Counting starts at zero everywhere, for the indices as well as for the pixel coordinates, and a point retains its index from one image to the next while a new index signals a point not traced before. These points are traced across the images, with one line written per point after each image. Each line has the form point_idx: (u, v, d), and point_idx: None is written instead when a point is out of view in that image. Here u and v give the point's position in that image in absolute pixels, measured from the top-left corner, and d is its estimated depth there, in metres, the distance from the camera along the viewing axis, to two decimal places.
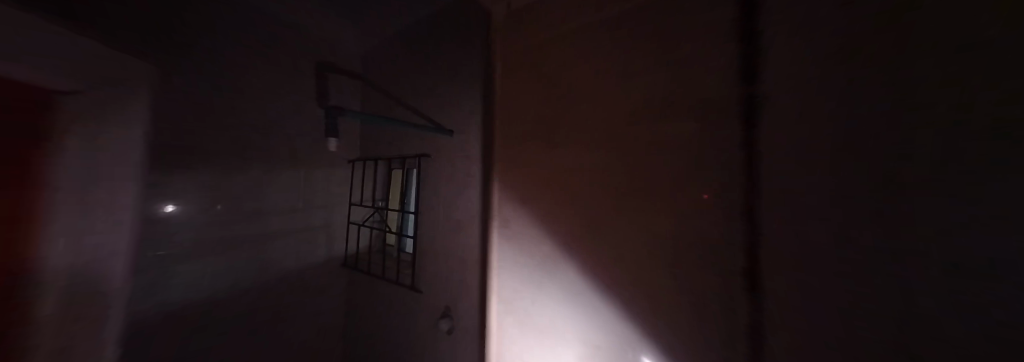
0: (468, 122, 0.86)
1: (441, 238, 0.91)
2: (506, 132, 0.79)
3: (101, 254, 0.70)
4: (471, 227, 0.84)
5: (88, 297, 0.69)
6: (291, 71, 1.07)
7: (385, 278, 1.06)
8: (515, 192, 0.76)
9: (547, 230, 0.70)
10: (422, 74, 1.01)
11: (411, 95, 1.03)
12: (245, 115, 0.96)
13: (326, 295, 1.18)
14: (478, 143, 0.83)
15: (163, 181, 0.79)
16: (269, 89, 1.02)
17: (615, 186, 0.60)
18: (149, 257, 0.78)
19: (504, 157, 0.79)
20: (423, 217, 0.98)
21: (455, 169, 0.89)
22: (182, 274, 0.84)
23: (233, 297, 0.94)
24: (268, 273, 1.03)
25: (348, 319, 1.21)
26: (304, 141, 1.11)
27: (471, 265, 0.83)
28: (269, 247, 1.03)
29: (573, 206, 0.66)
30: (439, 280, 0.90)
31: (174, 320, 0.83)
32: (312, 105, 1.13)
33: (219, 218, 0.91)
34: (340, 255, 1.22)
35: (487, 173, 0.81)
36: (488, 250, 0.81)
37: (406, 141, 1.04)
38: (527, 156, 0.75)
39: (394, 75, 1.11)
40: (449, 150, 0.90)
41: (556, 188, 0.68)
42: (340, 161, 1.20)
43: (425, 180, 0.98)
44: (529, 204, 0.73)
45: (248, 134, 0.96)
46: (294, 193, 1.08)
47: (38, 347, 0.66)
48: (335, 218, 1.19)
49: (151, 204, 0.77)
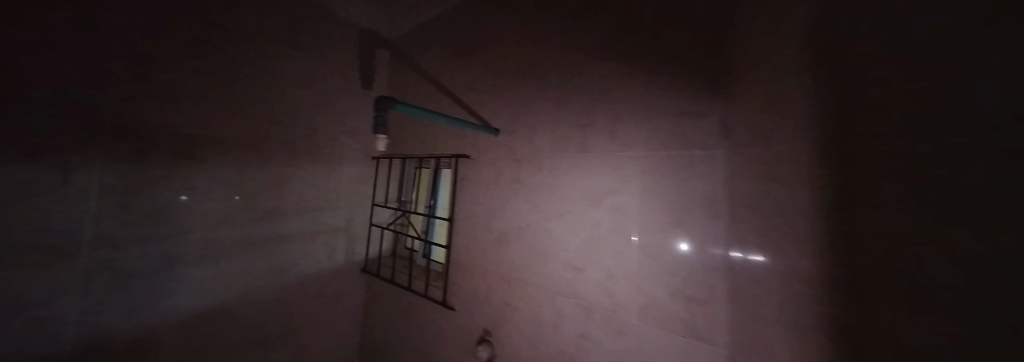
0: (524, 120, 0.75)
1: (482, 251, 0.80)
2: (572, 132, 0.66)
3: (87, 255, 0.63)
4: (523, 241, 0.73)
5: (71, 300, 0.62)
6: (316, 57, 0.97)
7: (412, 290, 0.94)
8: (582, 204, 0.64)
9: (628, 254, 0.58)
10: (460, 63, 0.89)
11: (449, 86, 0.92)
12: (269, 105, 0.88)
13: (348, 301, 1.10)
14: (535, 147, 0.72)
15: (177, 177, 0.73)
16: (293, 76, 0.92)
17: (691, 188, 0.50)
18: (149, 258, 0.71)
19: (570, 162, 0.66)
20: (458, 226, 0.87)
21: (501, 174, 0.78)
22: (186, 277, 0.77)
23: (242, 303, 0.86)
24: (286, 278, 0.94)
25: (369, 329, 1.11)
26: (336, 141, 1.03)
27: (523, 286, 0.72)
28: (288, 250, 0.95)
29: (670, 228, 0.52)
30: (481, 299, 0.79)
31: (179, 326, 0.76)
32: (340, 95, 1.03)
33: (234, 217, 0.83)
34: (362, 259, 1.12)
35: (544, 181, 0.70)
36: (545, 269, 0.69)
37: (443, 139, 0.93)
38: (600, 163, 0.62)
39: (429, 63, 0.99)
40: (494, 152, 0.80)
41: (645, 203, 0.55)
42: (367, 158, 1.11)
43: (461, 183, 0.88)
44: (601, 221, 0.61)
45: (270, 125, 0.88)
46: (318, 191, 1.00)
47: (60, 336, 0.62)
48: (358, 219, 1.10)
49: (168, 193, 0.72)
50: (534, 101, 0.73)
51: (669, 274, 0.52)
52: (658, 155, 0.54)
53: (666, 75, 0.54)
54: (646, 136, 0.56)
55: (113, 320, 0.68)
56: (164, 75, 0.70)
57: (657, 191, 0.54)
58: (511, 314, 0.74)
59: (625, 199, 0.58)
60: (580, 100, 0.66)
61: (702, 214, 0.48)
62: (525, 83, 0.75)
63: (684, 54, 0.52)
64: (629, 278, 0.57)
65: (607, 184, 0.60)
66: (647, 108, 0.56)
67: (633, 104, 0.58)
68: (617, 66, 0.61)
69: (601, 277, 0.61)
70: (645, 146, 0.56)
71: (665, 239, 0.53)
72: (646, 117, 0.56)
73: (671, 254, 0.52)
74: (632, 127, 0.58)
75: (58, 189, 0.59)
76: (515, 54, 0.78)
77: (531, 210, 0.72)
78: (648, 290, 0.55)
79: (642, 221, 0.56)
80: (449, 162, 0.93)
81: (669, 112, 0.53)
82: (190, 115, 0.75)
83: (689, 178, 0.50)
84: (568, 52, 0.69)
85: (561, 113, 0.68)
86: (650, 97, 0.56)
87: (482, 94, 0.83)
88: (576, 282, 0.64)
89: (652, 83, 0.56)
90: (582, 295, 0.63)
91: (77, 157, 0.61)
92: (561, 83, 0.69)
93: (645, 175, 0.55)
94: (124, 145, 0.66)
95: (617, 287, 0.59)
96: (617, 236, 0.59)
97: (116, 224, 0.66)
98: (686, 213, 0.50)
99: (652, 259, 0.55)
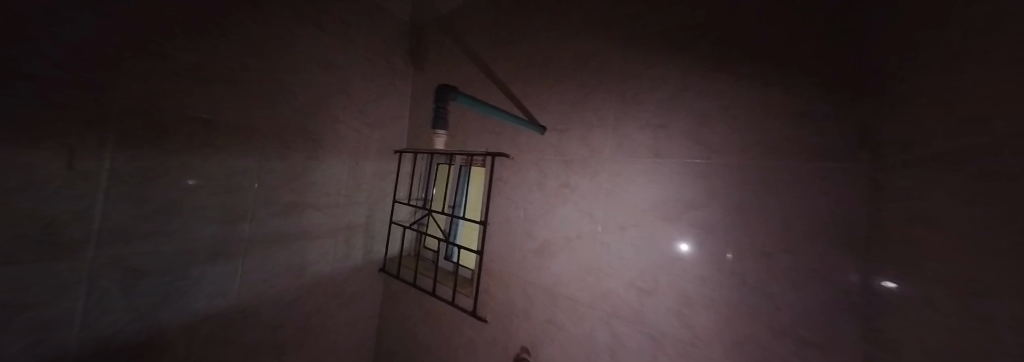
0: (577, 118, 0.67)
1: (522, 262, 0.73)
2: (638, 134, 0.58)
3: (94, 250, 0.57)
4: (571, 254, 0.65)
5: (76, 300, 0.57)
6: (341, 40, 0.89)
7: (438, 296, 0.86)
8: (653, 217, 0.54)
9: (716, 281, 0.48)
10: (504, 54, 0.83)
11: (487, 79, 0.85)
12: (291, 91, 0.81)
13: (365, 304, 1.04)
14: (590, 148, 0.64)
15: (191, 165, 0.66)
16: (317, 60, 0.85)
17: (802, 207, 0.41)
18: (163, 254, 0.65)
19: (634, 168, 0.57)
20: (492, 232, 0.80)
21: (546, 178, 0.71)
22: (201, 275, 0.71)
23: (257, 303, 0.81)
24: (302, 277, 0.88)
25: (385, 333, 1.06)
26: (360, 133, 0.96)
27: (570, 304, 0.64)
28: (305, 247, 0.88)
29: (781, 254, 0.43)
30: (520, 314, 0.72)
31: (190, 328, 0.71)
32: (365, 83, 0.95)
33: (251, 211, 0.77)
34: (380, 259, 1.06)
35: (602, 188, 0.61)
36: (600, 288, 0.60)
37: (476, 135, 0.86)
38: (678, 169, 0.52)
39: (465, 52, 0.92)
40: (539, 152, 0.72)
41: (743, 220, 0.46)
42: (389, 152, 1.03)
43: (496, 184, 0.80)
44: (679, 239, 0.51)
45: (291, 112, 0.81)
46: (338, 186, 0.93)
47: (65, 338, 0.56)
48: (377, 216, 1.03)
49: (179, 181, 0.65)
50: (591, 97, 0.65)
51: (777, 310, 0.43)
52: (768, 167, 0.44)
53: (779, 71, 0.45)
54: (749, 144, 0.46)
55: (122, 321, 0.62)
56: (183, 53, 0.63)
57: (761, 208, 0.44)
58: (554, 334, 0.66)
59: (713, 214, 0.48)
60: (652, 97, 0.57)
61: (832, 242, 0.39)
62: (581, 77, 0.68)
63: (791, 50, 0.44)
64: (715, 309, 0.48)
65: (687, 195, 0.51)
66: (749, 110, 0.47)
67: (729, 105, 0.49)
68: (706, 60, 0.52)
69: (677, 305, 0.51)
70: (748, 154, 0.46)
71: (759, 266, 0.44)
72: (748, 126, 0.47)
73: (781, 285, 0.43)
74: (726, 131, 0.48)
75: (60, 175, 0.53)
76: (570, 44, 0.71)
77: (579, 218, 0.65)
78: (739, 324, 0.46)
79: (738, 243, 0.46)
80: (481, 161, 0.85)
81: (780, 120, 0.44)
82: (211, 99, 0.68)
83: (817, 196, 0.40)
84: (636, 46, 0.61)
85: (625, 113, 0.60)
86: (755, 99, 0.47)
87: (529, 87, 0.76)
88: (641, 307, 0.55)
89: (763, 83, 0.46)
90: (648, 323, 0.54)
91: (82, 140, 0.54)
92: (629, 79, 0.61)
93: (745, 187, 0.46)
94: (137, 128, 0.59)
95: (697, 318, 0.49)
96: (701, 259, 0.49)
97: (127, 217, 0.60)
98: (809, 235, 0.41)
99: (739, 288, 0.46)
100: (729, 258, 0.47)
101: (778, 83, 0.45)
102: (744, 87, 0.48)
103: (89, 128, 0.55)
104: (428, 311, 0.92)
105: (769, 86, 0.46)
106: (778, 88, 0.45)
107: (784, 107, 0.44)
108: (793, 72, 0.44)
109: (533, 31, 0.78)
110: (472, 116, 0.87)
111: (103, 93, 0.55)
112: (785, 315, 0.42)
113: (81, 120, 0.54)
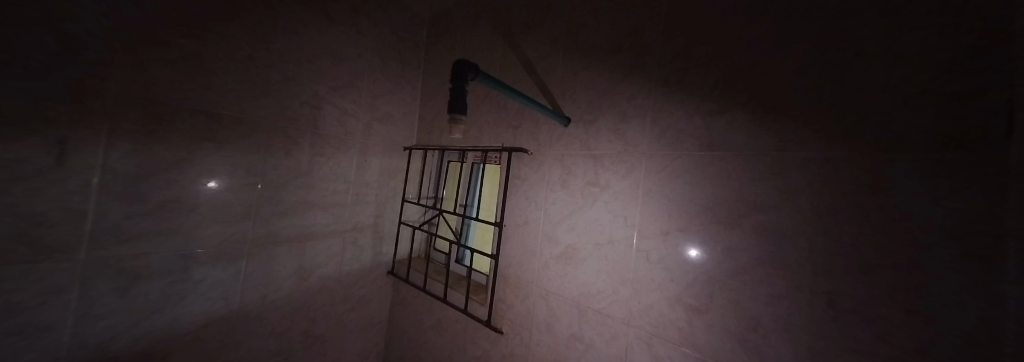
0: (609, 108, 0.59)
1: (543, 269, 0.66)
2: (686, 124, 0.49)
3: (86, 251, 0.53)
4: (602, 262, 0.58)
5: (69, 303, 0.53)
6: (349, 29, 0.84)
7: (450, 303, 0.79)
8: (705, 220, 0.46)
9: (791, 300, 0.39)
10: (524, 41, 0.76)
11: (504, 69, 0.79)
12: (297, 82, 0.76)
13: (372, 308, 0.98)
14: (625, 141, 0.56)
15: (190, 161, 0.62)
16: (324, 50, 0.80)
17: (891, 206, 0.33)
18: (161, 256, 0.61)
19: (680, 164, 0.49)
20: (509, 234, 0.73)
21: (572, 176, 0.63)
22: (201, 278, 0.67)
23: (263, 307, 0.77)
24: (307, 281, 0.83)
25: (394, 339, 1.01)
26: (369, 128, 0.90)
27: (600, 319, 0.57)
28: (311, 248, 0.83)
29: (889, 272, 0.33)
30: (542, 327, 0.65)
31: (188, 334, 0.67)
32: (374, 75, 0.90)
33: (254, 210, 0.72)
34: (389, 261, 1.00)
35: (640, 187, 0.53)
36: (638, 303, 0.52)
37: (492, 128, 0.79)
38: (740, 164, 0.44)
39: (480, 41, 0.85)
40: (563, 147, 0.65)
41: (832, 226, 0.37)
42: (398, 148, 0.98)
43: (514, 182, 0.73)
44: (741, 248, 0.43)
45: (296, 105, 0.76)
46: (345, 184, 0.87)
47: (58, 342, 0.53)
48: (386, 217, 0.98)
49: (179, 177, 0.61)
50: (625, 83, 0.58)
51: (881, 342, 0.34)
52: (868, 157, 0.35)
53: (873, 40, 0.36)
54: (839, 129, 0.37)
55: (118, 325, 0.58)
56: (182, 40, 0.59)
57: (859, 211, 0.35)
58: (581, 353, 0.59)
59: (788, 218, 0.40)
60: (701, 80, 0.49)
61: (974, 259, 0.29)
62: (613, 61, 0.60)
63: (872, 20, 0.36)
64: (790, 335, 0.39)
65: (754, 195, 0.42)
66: (838, 88, 0.37)
67: (809, 84, 0.39)
68: (774, 31, 0.43)
69: (735, 325, 0.43)
70: (838, 143, 0.37)
71: (834, 281, 0.36)
72: (839, 108, 0.37)
73: (887, 310, 0.33)
74: (805, 116, 0.39)
75: (52, 170, 0.49)
76: (600, 25, 0.63)
77: (606, 219, 0.57)
78: (826, 357, 0.37)
79: (825, 254, 0.37)
80: (496, 157, 0.77)
81: (890, 96, 0.34)
82: (213, 90, 0.63)
83: (954, 195, 0.30)
84: (680, 22, 0.53)
85: (668, 99, 0.52)
86: (845, 73, 0.37)
87: (553, 76, 0.69)
88: (689, 327, 0.47)
89: (859, 52, 0.36)
90: (695, 345, 0.47)
91: (72, 131, 0.50)
92: (673, 60, 0.52)
93: (834, 185, 0.37)
94: (133, 121, 0.55)
95: (764, 345, 0.41)
96: (771, 274, 0.41)
97: (121, 216, 0.56)
98: (935, 247, 0.31)
99: (808, 306, 0.38)
100: (811, 274, 0.38)
101: (882, 51, 0.35)
102: (831, 60, 0.38)
103: (80, 118, 0.51)
104: (441, 319, 0.86)
105: (870, 56, 0.36)
106: (881, 57, 0.35)
107: (893, 80, 0.34)
108: (892, 41, 0.35)
109: (558, 13, 0.71)
110: (489, 110, 0.80)
111: (97, 82, 0.51)
112: (893, 349, 0.33)
113: (70, 110, 0.50)
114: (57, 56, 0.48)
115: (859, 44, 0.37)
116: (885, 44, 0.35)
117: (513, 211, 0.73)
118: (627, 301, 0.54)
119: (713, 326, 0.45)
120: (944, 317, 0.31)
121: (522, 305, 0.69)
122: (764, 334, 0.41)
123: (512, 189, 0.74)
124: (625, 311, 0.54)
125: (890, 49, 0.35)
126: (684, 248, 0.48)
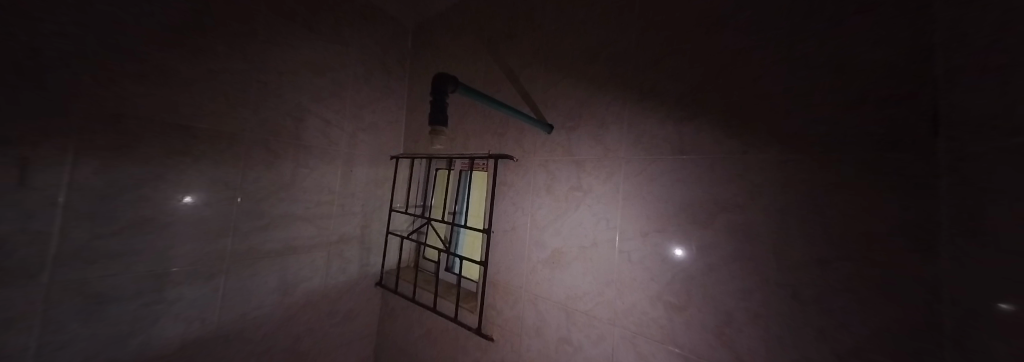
0: (588, 116, 0.61)
1: (531, 273, 0.67)
2: (659, 129, 0.52)
3: (48, 275, 0.51)
4: (587, 265, 0.59)
5: (32, 332, 0.50)
6: (332, 41, 0.84)
7: (440, 312, 0.79)
8: (680, 221, 0.48)
9: (760, 293, 0.42)
10: (506, 51, 0.78)
11: (487, 79, 0.80)
12: (278, 94, 0.75)
13: (359, 321, 0.96)
14: (604, 147, 0.58)
15: (164, 177, 0.60)
16: (307, 62, 0.80)
17: (843, 202, 0.36)
18: (132, 276, 0.59)
19: (657, 168, 0.52)
20: (497, 241, 0.74)
21: (555, 181, 0.65)
22: (176, 298, 0.64)
23: (243, 326, 0.74)
24: (291, 296, 0.81)
25: (383, 352, 0.98)
26: (353, 139, 0.90)
27: (587, 321, 0.58)
28: (293, 261, 0.81)
29: (842, 263, 0.36)
30: (531, 332, 0.66)
31: (163, 356, 0.64)
32: (358, 85, 0.90)
33: (233, 225, 0.70)
34: (376, 272, 0.99)
35: (619, 191, 0.55)
36: (623, 303, 0.54)
37: (478, 136, 0.80)
38: (709, 167, 0.46)
39: (464, 51, 0.87)
40: (547, 153, 0.67)
41: (792, 223, 0.39)
42: (385, 157, 0.97)
43: (500, 188, 0.75)
44: (714, 246, 0.45)
45: (278, 116, 0.75)
46: (330, 195, 0.86)
47: None
48: (373, 227, 0.97)
49: (152, 193, 0.59)
50: (602, 92, 0.60)
51: (839, 328, 0.36)
52: (821, 159, 0.38)
53: (817, 54, 0.40)
54: (799, 131, 0.40)
55: (86, 350, 0.56)
56: (157, 55, 0.58)
57: (813, 208, 0.38)
58: (570, 355, 0.60)
59: (754, 216, 0.42)
60: (672, 89, 0.52)
61: (913, 247, 0.32)
62: (592, 71, 0.62)
63: (816, 34, 0.40)
64: (761, 327, 0.41)
65: (723, 196, 0.45)
66: (791, 98, 0.41)
67: (766, 93, 0.43)
68: (737, 42, 0.46)
69: (712, 319, 0.45)
70: (796, 145, 0.40)
71: (797, 274, 0.39)
72: (794, 115, 0.40)
73: (843, 297, 0.36)
74: (768, 120, 0.42)
75: (10, 190, 0.47)
76: (578, 37, 0.66)
77: (589, 223, 0.59)
78: (794, 346, 0.39)
79: (788, 250, 0.40)
80: (483, 164, 0.78)
81: (840, 101, 0.37)
82: (188, 104, 0.62)
83: (898, 192, 0.33)
84: (651, 35, 0.56)
85: (643, 107, 0.55)
86: (796, 84, 0.41)
87: (535, 86, 0.71)
88: (670, 324, 0.49)
89: (810, 62, 0.40)
90: (677, 342, 0.48)
91: (37, 150, 0.48)
92: (648, 69, 0.55)
93: (792, 185, 0.40)
94: (103, 137, 0.53)
95: (739, 338, 0.43)
96: (742, 270, 0.43)
97: (88, 236, 0.53)
98: (878, 238, 0.34)
99: (776, 299, 0.40)
100: (777, 268, 0.40)
101: (827, 63, 0.39)
102: (784, 72, 0.42)
103: (44, 135, 0.49)
104: (431, 328, 0.85)
105: (818, 66, 0.39)
106: (825, 68, 0.39)
107: (836, 89, 0.38)
108: (832, 54, 0.38)
109: (538, 25, 0.73)
110: (474, 119, 0.81)
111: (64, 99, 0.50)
112: (849, 333, 0.36)
113: (34, 128, 0.48)
114: (22, 73, 0.47)
115: (805, 56, 0.40)
116: (831, 56, 0.39)
117: (500, 220, 0.74)
118: (612, 301, 0.55)
119: (694, 323, 0.47)
120: (890, 300, 0.33)
121: (512, 312, 0.70)
122: (739, 328, 0.43)
123: (499, 198, 0.75)
124: (611, 311, 0.55)
125: (832, 61, 0.38)
126: (663, 248, 0.50)
